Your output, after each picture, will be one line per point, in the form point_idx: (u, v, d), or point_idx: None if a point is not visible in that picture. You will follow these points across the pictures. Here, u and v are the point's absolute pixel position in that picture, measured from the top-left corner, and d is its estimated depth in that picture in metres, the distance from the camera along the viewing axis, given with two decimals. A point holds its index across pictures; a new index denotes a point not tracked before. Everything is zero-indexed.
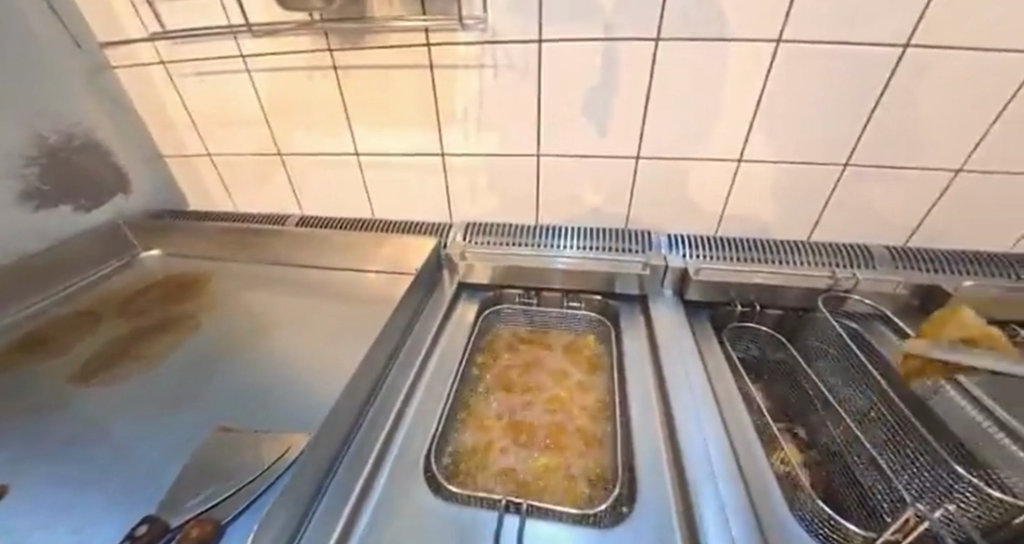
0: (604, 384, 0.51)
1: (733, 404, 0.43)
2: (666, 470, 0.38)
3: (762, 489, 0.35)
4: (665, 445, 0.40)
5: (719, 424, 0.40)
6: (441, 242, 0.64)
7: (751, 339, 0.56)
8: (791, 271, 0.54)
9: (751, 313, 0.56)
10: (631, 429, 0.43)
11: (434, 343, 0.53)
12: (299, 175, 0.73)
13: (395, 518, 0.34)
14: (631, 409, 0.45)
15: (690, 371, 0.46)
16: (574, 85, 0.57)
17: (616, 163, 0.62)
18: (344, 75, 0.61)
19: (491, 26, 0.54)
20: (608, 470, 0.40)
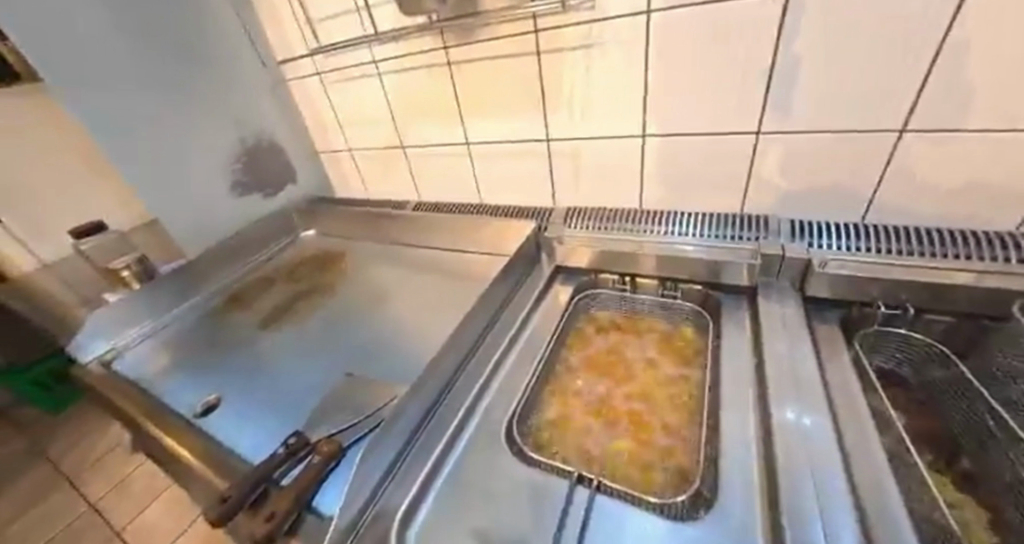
0: (698, 380, 0.47)
1: (856, 422, 0.37)
2: (757, 482, 0.34)
3: (887, 526, 0.29)
4: (759, 455, 0.36)
5: (836, 441, 0.35)
6: (539, 226, 0.66)
7: (898, 348, 0.45)
8: (969, 267, 0.42)
9: (901, 317, 0.45)
10: (721, 432, 0.39)
11: (524, 320, 0.56)
12: (416, 164, 0.82)
13: (473, 470, 0.39)
14: (724, 412, 0.41)
15: (806, 377, 0.40)
16: (688, 56, 0.52)
17: (735, 140, 0.55)
18: (458, 69, 0.66)
19: (598, 3, 0.53)
20: (692, 465, 0.38)
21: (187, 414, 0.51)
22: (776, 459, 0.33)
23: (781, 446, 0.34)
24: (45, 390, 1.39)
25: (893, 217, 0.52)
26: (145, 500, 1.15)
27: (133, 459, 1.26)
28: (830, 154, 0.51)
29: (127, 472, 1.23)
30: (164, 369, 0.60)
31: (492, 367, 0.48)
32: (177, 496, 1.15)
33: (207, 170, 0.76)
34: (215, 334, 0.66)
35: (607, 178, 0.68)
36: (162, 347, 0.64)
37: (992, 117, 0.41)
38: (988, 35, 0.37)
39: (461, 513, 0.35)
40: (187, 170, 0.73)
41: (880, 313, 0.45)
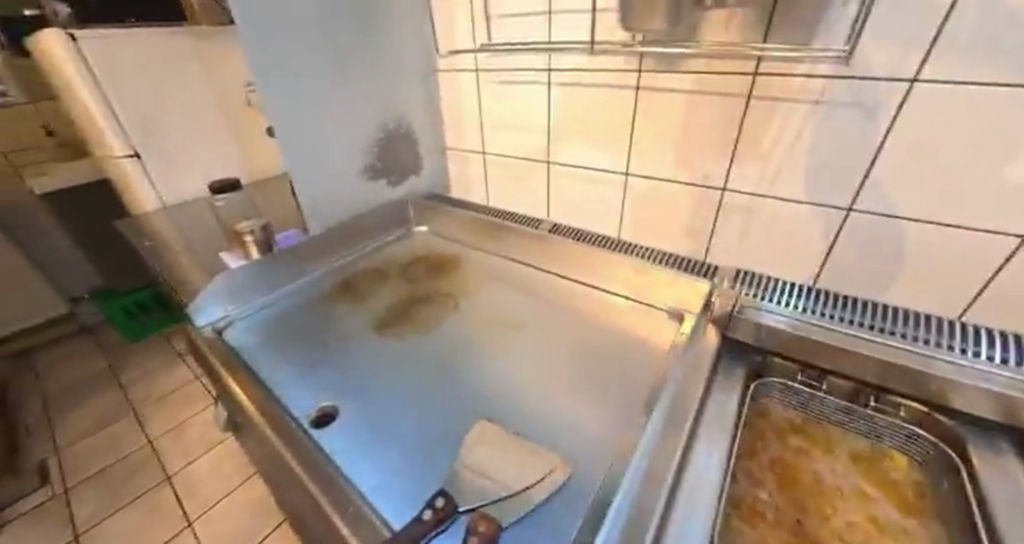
0: (945, 540, 0.35)
1: None
2: None
3: None
4: None
5: None
6: (715, 284, 0.58)
7: None
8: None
9: None
10: None
11: (701, 406, 0.46)
12: (556, 184, 0.76)
13: None
14: None
15: None
16: (962, 140, 0.42)
17: (978, 243, 0.45)
18: (646, 96, 0.60)
19: (848, 55, 0.45)
20: None
21: (302, 422, 0.45)
22: None
23: None
24: (129, 318, 1.59)
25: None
26: (199, 450, 1.18)
27: (194, 405, 1.32)
28: None
29: (187, 416, 1.28)
30: (271, 355, 0.55)
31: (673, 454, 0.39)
32: (229, 453, 1.16)
33: (346, 147, 0.73)
34: (322, 324, 0.61)
35: (783, 246, 0.60)
36: (267, 329, 0.59)
37: None
38: None
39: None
40: (326, 143, 0.70)
41: None
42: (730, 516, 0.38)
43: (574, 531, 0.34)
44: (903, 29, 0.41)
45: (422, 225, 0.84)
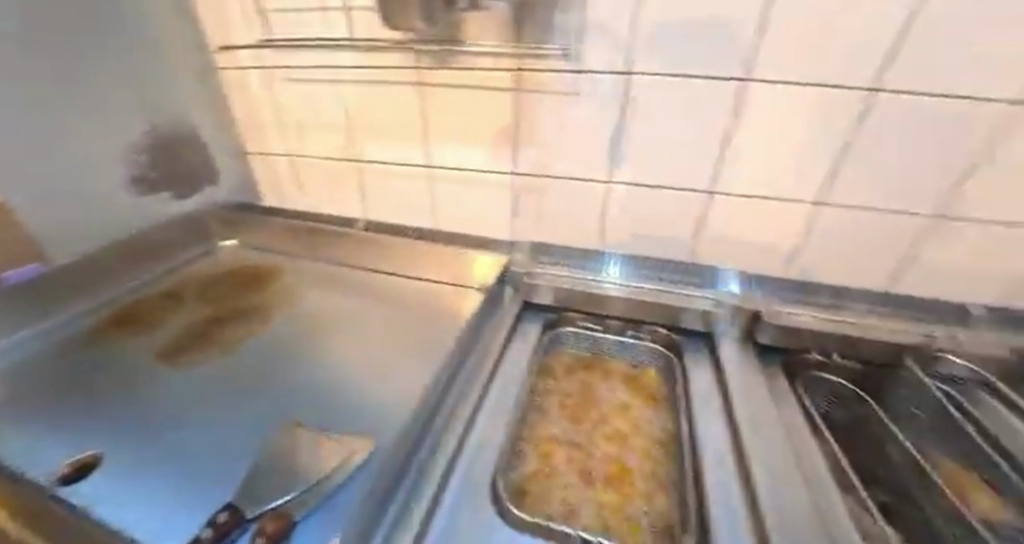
0: (666, 424, 0.48)
1: (811, 461, 0.40)
2: (739, 508, 0.34)
3: None
4: (740, 490, 0.36)
5: (807, 485, 0.36)
6: (510, 256, 0.66)
7: (823, 392, 0.53)
8: (875, 324, 0.52)
9: (828, 365, 0.53)
10: (700, 464, 0.39)
11: (496, 363, 0.52)
12: (371, 182, 0.75)
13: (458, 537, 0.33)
14: (702, 446, 0.42)
15: (764, 419, 0.44)
16: (668, 121, 0.57)
17: (687, 197, 0.62)
18: (430, 92, 0.64)
19: (582, 57, 0.54)
20: (673, 509, 0.37)
21: (45, 485, 0.35)
22: (758, 498, 0.34)
23: (761, 483, 0.36)
24: None
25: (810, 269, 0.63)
26: None
27: None
28: (766, 217, 0.61)
29: None
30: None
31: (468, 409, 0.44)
32: None
33: (101, 158, 0.63)
34: (87, 369, 0.50)
35: (565, 218, 0.68)
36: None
37: (888, 198, 0.54)
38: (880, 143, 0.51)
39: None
40: (70, 156, 0.59)
41: (814, 358, 0.53)
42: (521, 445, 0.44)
43: (375, 500, 0.33)
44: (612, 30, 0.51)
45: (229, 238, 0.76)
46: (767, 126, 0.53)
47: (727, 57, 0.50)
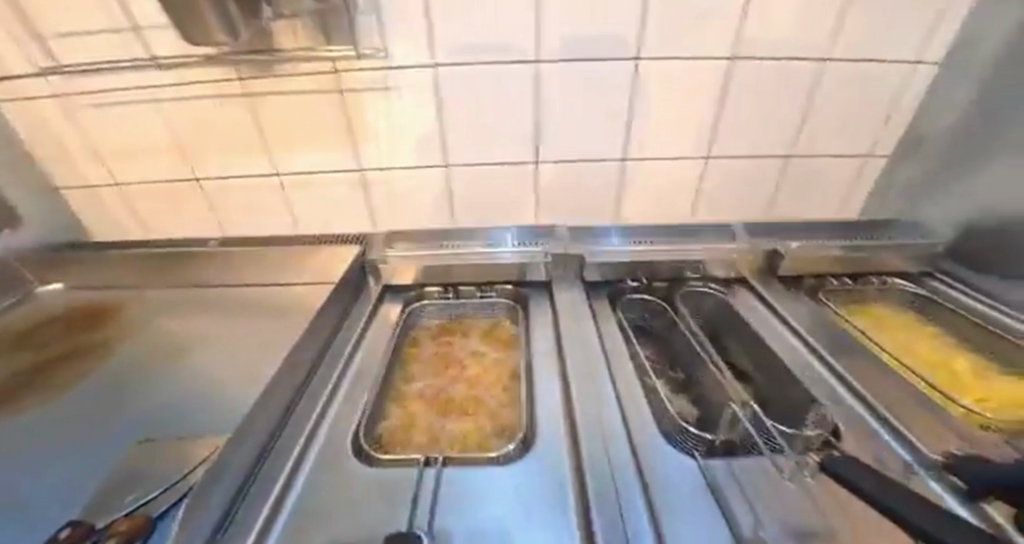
0: (514, 359, 0.56)
1: (620, 359, 0.53)
2: (561, 412, 0.45)
3: (640, 424, 0.43)
4: (562, 398, 0.47)
5: (610, 379, 0.49)
6: (363, 250, 0.67)
7: (642, 308, 0.66)
8: (663, 248, 0.67)
9: (641, 287, 0.66)
10: (535, 385, 0.50)
11: (357, 343, 0.56)
12: (216, 200, 0.73)
13: (326, 484, 0.37)
14: (538, 371, 0.52)
15: (585, 335, 0.55)
16: (488, 103, 0.67)
17: (516, 169, 0.73)
18: (259, 100, 0.64)
19: (386, 53, 0.62)
20: (516, 418, 0.46)
21: None
22: (572, 398, 0.45)
23: (574, 385, 0.47)
24: None
25: (623, 213, 0.79)
26: None
27: None
28: (586, 177, 0.74)
29: None
30: None
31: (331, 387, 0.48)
32: None
33: None
34: None
35: (417, 205, 0.76)
36: None
37: (665, 147, 0.73)
38: (648, 103, 0.69)
39: (317, 527, 0.33)
40: None
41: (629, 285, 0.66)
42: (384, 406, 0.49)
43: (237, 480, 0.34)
44: (411, 36, 0.62)
45: (53, 282, 0.67)
46: (569, 99, 0.67)
47: (518, 45, 0.63)
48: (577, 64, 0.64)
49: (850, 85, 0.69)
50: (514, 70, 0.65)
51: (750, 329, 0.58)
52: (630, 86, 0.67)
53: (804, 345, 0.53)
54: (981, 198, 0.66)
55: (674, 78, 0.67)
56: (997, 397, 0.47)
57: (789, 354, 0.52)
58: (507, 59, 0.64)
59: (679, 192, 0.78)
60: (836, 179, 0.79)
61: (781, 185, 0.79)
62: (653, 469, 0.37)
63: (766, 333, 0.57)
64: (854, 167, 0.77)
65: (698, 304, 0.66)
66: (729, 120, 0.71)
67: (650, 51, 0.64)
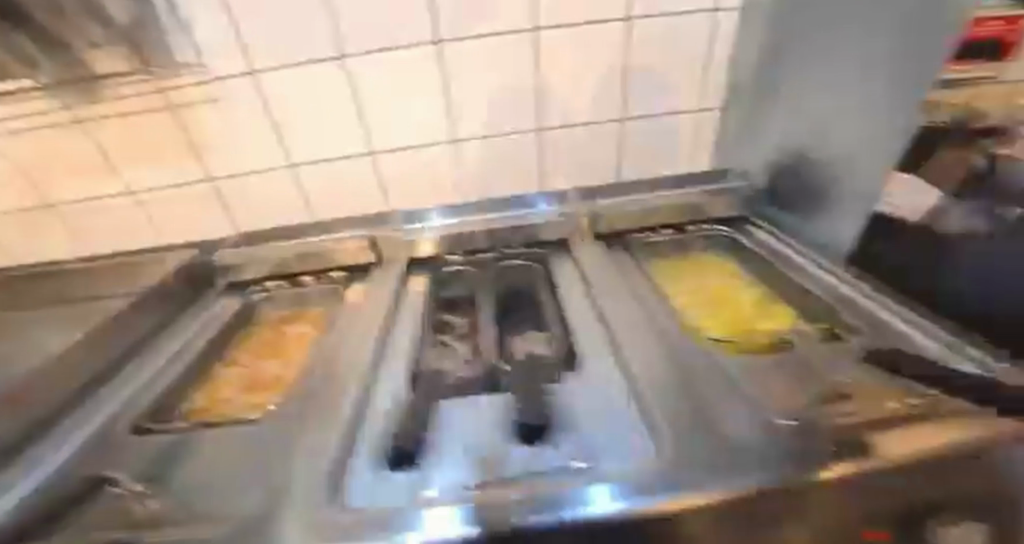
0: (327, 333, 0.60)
1: (403, 325, 0.55)
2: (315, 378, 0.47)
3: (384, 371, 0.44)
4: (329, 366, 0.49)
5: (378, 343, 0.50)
6: (204, 253, 0.71)
7: (461, 281, 0.66)
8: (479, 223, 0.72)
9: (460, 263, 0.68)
10: (316, 359, 0.52)
11: (183, 334, 0.60)
12: (73, 222, 0.77)
13: (91, 449, 0.41)
14: (328, 342, 0.55)
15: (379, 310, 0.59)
16: (312, 101, 0.72)
17: (356, 161, 0.78)
18: (92, 124, 0.69)
19: (202, 66, 0.66)
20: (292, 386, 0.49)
21: None
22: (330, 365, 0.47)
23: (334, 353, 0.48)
24: None
25: (473, 192, 0.83)
26: None
27: None
28: (424, 161, 0.79)
29: None
30: None
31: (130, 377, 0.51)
32: None
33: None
34: None
35: (272, 206, 0.80)
36: None
37: (493, 123, 0.76)
38: (464, 84, 0.72)
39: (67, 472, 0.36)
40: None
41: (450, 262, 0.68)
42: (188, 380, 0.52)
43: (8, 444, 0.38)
44: (221, 47, 0.66)
45: None
46: (386, 89, 0.72)
47: (323, 45, 0.68)
48: (384, 54, 0.69)
49: (657, 41, 0.72)
50: (328, 69, 0.70)
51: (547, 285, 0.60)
52: (440, 69, 0.70)
53: (581, 287, 0.55)
54: (775, 136, 0.67)
55: (483, 55, 0.70)
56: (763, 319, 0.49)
57: (563, 300, 0.54)
58: (315, 58, 0.69)
59: (521, 165, 0.81)
60: (674, 135, 0.81)
61: (624, 147, 0.81)
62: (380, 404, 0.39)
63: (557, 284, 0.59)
64: (689, 121, 0.79)
65: (515, 271, 0.67)
66: (549, 90, 0.74)
67: (449, 34, 0.68)
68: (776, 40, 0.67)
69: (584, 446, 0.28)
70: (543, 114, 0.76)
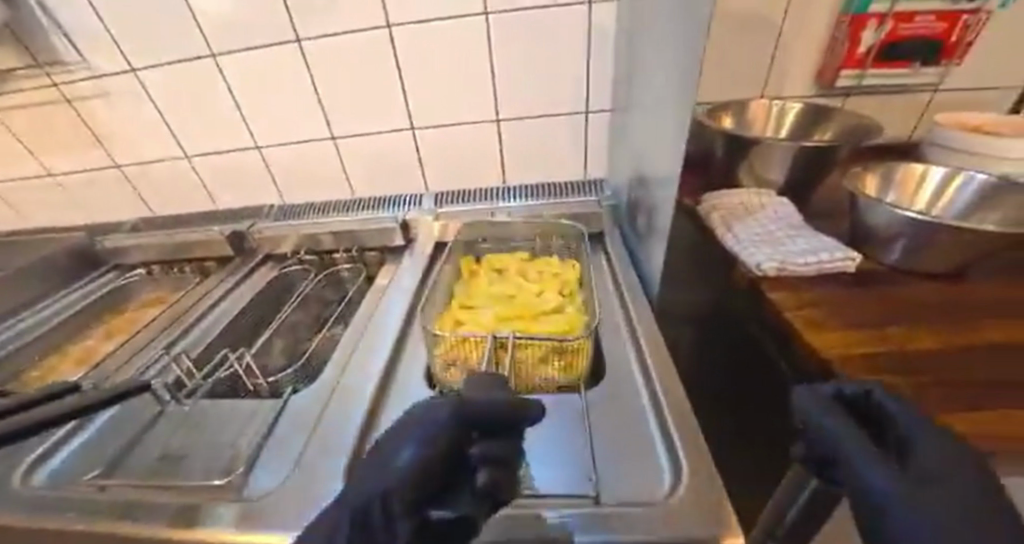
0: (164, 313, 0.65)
1: (213, 318, 0.59)
2: (107, 367, 0.52)
3: (148, 373, 0.49)
4: (129, 352, 0.55)
5: (172, 339, 0.55)
6: (101, 236, 0.79)
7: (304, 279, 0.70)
8: (335, 220, 0.72)
9: (306, 260, 0.71)
10: (129, 342, 0.58)
11: (53, 305, 0.68)
12: (12, 196, 0.89)
13: None
14: (151, 326, 0.60)
15: (206, 302, 0.63)
16: (192, 98, 0.75)
17: (242, 154, 0.80)
18: (8, 114, 0.78)
19: (88, 64, 0.72)
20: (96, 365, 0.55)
21: None
22: (117, 366, 0.52)
23: (129, 357, 0.53)
24: None
25: (359, 189, 0.84)
26: None
27: None
28: (305, 157, 0.80)
29: None
30: None
31: None
32: None
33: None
34: None
35: (174, 193, 0.86)
36: None
37: (366, 122, 0.76)
38: (331, 82, 0.72)
39: None
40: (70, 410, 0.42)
41: (299, 258, 0.71)
42: (29, 352, 0.59)
43: None
44: (98, 44, 0.70)
45: None
46: (258, 85, 0.73)
47: (191, 43, 0.69)
48: (250, 53, 0.70)
49: (524, 42, 0.68)
50: (199, 65, 0.71)
51: (364, 294, 0.63)
52: (304, 67, 0.71)
53: (376, 303, 0.57)
54: (632, 148, 0.63)
55: (345, 55, 0.69)
56: (530, 323, 0.47)
57: (356, 316, 0.57)
58: (185, 54, 0.70)
59: (402, 165, 0.80)
60: (559, 140, 0.77)
61: (505, 150, 0.78)
62: (118, 424, 0.43)
63: (368, 296, 0.61)
64: (571, 124, 0.75)
65: (355, 273, 0.69)
66: (419, 90, 0.72)
67: (308, 31, 0.68)
68: (630, 38, 0.61)
69: (247, 499, 0.31)
70: (415, 115, 0.75)
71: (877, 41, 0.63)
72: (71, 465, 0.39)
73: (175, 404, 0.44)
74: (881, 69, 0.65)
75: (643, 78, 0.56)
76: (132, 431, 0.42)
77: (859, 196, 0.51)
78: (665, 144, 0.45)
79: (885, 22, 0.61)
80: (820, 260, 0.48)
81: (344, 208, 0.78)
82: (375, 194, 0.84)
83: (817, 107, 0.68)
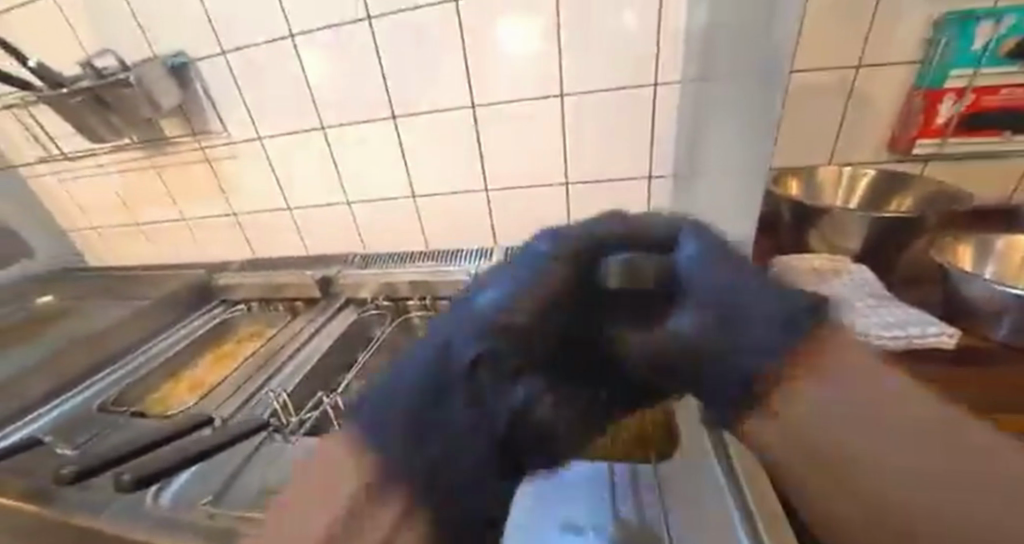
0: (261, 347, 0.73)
1: (303, 355, 0.66)
2: (216, 396, 0.60)
3: (252, 404, 0.56)
4: (234, 382, 0.63)
5: (270, 373, 0.62)
6: (215, 274, 0.92)
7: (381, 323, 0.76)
8: (412, 270, 0.79)
9: (383, 305, 0.78)
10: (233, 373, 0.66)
11: (174, 334, 0.79)
12: (150, 235, 1.06)
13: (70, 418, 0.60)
14: (252, 359, 0.68)
15: (298, 340, 0.70)
16: (301, 161, 0.88)
17: (336, 208, 0.92)
18: (162, 170, 0.96)
19: (228, 133, 0.88)
20: (206, 392, 0.63)
21: None
22: (226, 395, 0.60)
23: (235, 388, 0.61)
24: None
25: (431, 241, 0.91)
26: None
27: None
28: (388, 212, 0.90)
29: None
30: None
31: (119, 367, 0.70)
32: None
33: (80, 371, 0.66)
34: None
35: (275, 239, 0.99)
36: None
37: (444, 183, 0.84)
38: (417, 148, 0.82)
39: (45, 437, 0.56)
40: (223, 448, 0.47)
41: (377, 303, 0.78)
42: (154, 375, 0.69)
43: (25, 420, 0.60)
44: (238, 118, 0.86)
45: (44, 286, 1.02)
46: (356, 151, 0.84)
47: (308, 117, 0.83)
48: (354, 126, 0.82)
49: (592, 115, 0.74)
50: (311, 135, 0.85)
51: None
52: (396, 136, 0.81)
53: None
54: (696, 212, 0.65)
55: (432, 126, 0.79)
56: None
57: None
58: (302, 126, 0.84)
59: (473, 221, 0.87)
60: (622, 202, 0.80)
61: (569, 209, 0.83)
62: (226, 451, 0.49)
63: None
64: (634, 187, 0.79)
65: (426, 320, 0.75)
66: (493, 156, 0.80)
67: (403, 108, 0.79)
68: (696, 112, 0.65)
69: None
70: (489, 177, 0.82)
71: (957, 112, 0.61)
72: (189, 485, 0.45)
73: (274, 438, 0.50)
74: (965, 137, 0.63)
75: (709, 150, 0.59)
76: (238, 458, 0.48)
77: (949, 268, 0.49)
78: (734, 214, 0.47)
79: (964, 96, 0.60)
80: (907, 334, 0.46)
81: (419, 259, 0.85)
82: (445, 246, 0.91)
83: (892, 174, 0.66)
